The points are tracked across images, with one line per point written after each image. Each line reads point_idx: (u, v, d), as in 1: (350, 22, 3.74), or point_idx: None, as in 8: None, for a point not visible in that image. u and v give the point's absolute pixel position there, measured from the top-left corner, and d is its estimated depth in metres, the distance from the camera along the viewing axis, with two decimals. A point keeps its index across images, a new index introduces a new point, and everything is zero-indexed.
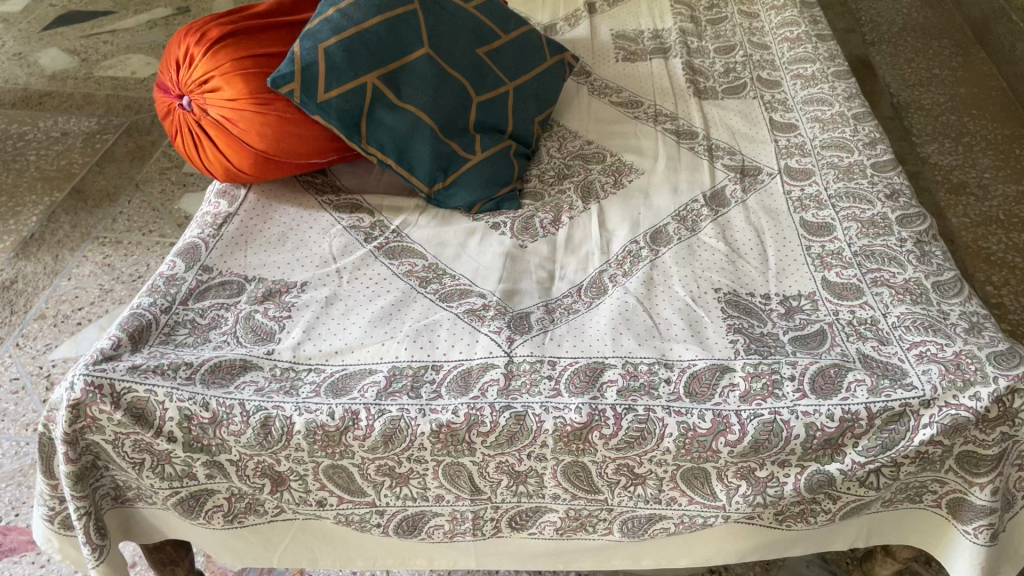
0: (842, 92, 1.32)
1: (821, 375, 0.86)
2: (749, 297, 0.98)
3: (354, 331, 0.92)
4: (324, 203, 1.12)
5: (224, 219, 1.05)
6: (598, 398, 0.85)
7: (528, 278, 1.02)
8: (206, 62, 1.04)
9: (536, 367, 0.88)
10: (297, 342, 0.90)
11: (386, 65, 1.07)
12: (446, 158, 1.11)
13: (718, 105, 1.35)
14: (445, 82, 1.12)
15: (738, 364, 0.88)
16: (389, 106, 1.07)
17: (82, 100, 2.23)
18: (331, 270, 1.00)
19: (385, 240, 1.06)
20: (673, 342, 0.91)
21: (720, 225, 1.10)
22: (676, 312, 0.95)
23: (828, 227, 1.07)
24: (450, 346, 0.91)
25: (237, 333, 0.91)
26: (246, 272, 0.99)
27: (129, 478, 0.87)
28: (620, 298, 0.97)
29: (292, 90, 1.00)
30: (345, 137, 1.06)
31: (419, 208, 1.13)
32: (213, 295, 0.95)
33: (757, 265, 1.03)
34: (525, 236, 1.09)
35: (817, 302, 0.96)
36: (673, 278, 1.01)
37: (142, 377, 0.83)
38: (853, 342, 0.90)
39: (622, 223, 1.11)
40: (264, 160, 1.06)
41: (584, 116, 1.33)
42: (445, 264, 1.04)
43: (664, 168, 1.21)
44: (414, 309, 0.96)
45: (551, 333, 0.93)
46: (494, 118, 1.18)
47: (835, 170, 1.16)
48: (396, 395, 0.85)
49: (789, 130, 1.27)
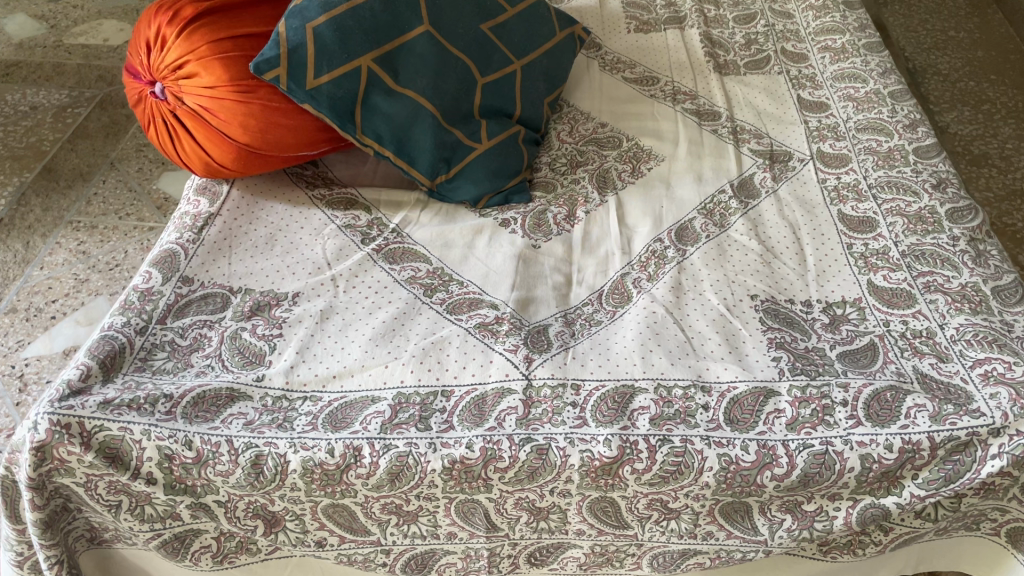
0: (876, 67, 1.22)
1: (877, 399, 0.77)
2: (788, 305, 0.89)
3: (353, 350, 0.82)
4: (315, 198, 1.01)
5: (206, 220, 0.94)
6: (629, 428, 0.76)
7: (543, 284, 0.93)
8: (179, 44, 0.91)
9: (558, 392, 0.79)
10: (290, 365, 0.80)
11: (381, 46, 0.95)
12: (449, 147, 1.01)
13: (741, 81, 1.25)
14: (447, 64, 1.01)
15: (783, 387, 0.79)
16: (386, 92, 0.96)
17: (51, 70, 2.10)
18: (326, 279, 0.90)
19: (384, 242, 0.96)
20: (709, 360, 0.82)
21: (751, 221, 1.00)
22: (710, 324, 0.86)
23: (870, 222, 0.98)
24: (462, 367, 0.81)
25: (223, 356, 0.81)
26: (230, 282, 0.88)
27: (104, 520, 0.78)
28: (646, 308, 0.88)
29: (277, 76, 0.89)
30: (338, 127, 0.95)
31: (420, 204, 1.03)
32: (195, 310, 0.84)
33: (795, 266, 0.94)
34: (538, 234, 0.99)
35: (864, 311, 0.87)
36: (704, 283, 0.91)
37: (115, 414, 0.73)
38: (908, 358, 0.81)
39: (643, 218, 1.02)
40: (247, 154, 0.95)
41: (595, 96, 1.23)
42: (451, 268, 0.94)
43: (686, 154, 1.11)
44: (420, 323, 0.86)
45: (573, 350, 0.83)
46: (501, 101, 1.07)
47: (874, 157, 1.07)
48: (403, 427, 0.76)
49: (820, 110, 1.17)
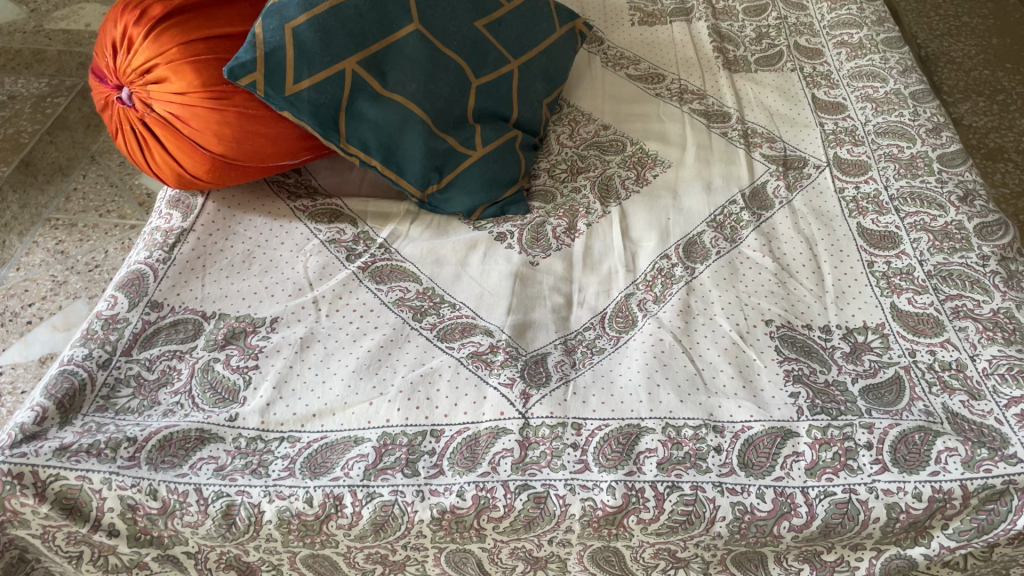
0: (895, 65, 1.15)
1: (903, 442, 0.71)
2: (805, 332, 0.82)
3: (335, 385, 0.76)
4: (297, 209, 0.95)
5: (178, 236, 0.87)
6: (634, 474, 0.70)
7: (542, 306, 0.86)
8: (147, 46, 0.84)
9: (558, 433, 0.72)
10: (265, 402, 0.74)
11: (368, 47, 0.88)
12: (442, 155, 0.94)
13: (752, 78, 1.17)
14: (439, 65, 0.93)
15: (802, 428, 0.72)
16: (373, 97, 0.89)
17: (31, 58, 2.01)
18: (307, 302, 0.84)
19: (371, 259, 0.90)
20: (721, 396, 0.75)
21: (764, 235, 0.93)
22: (721, 354, 0.79)
23: (892, 237, 0.91)
24: (453, 404, 0.74)
25: (193, 393, 0.74)
26: (203, 306, 0.81)
27: (65, 570, 0.72)
28: (653, 335, 0.81)
29: (254, 81, 0.82)
30: (321, 135, 0.88)
31: (409, 215, 0.97)
32: (163, 338, 0.78)
33: (812, 287, 0.87)
34: (536, 250, 0.93)
35: (888, 338, 0.81)
36: (715, 306, 0.85)
37: (73, 461, 0.67)
38: (938, 394, 0.75)
39: (649, 232, 0.95)
40: (222, 164, 0.88)
41: (597, 95, 1.16)
42: (442, 289, 0.87)
43: (694, 160, 1.04)
44: (408, 352, 0.79)
45: (574, 384, 0.77)
46: (497, 104, 1.00)
47: (895, 164, 1.00)
48: (388, 473, 0.69)
49: (836, 111, 1.10)
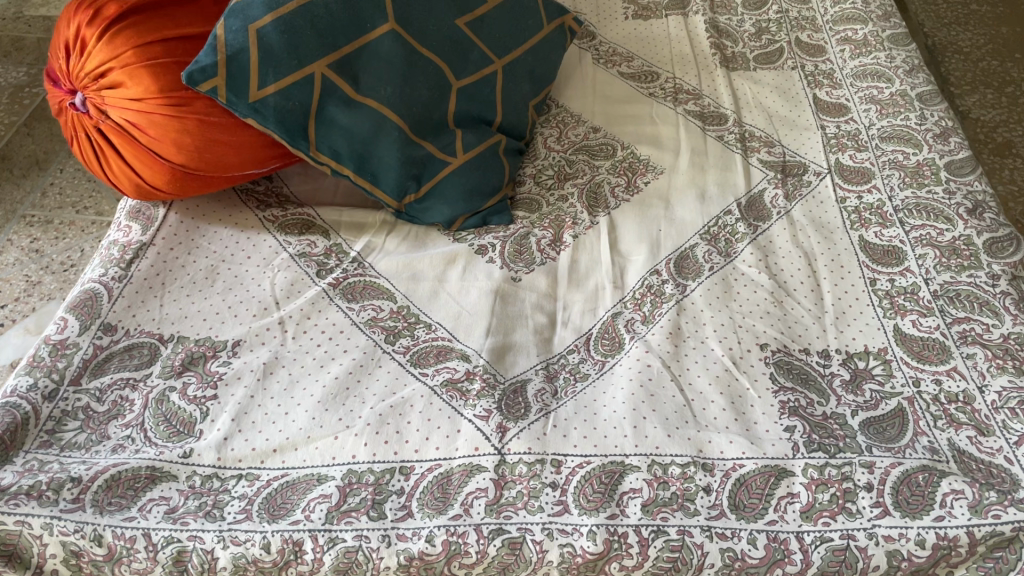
0: (902, 64, 1.09)
1: (906, 483, 0.66)
2: (802, 357, 0.77)
3: (298, 417, 0.71)
4: (265, 219, 0.89)
5: (136, 251, 0.82)
6: (617, 517, 0.65)
7: (523, 326, 0.81)
8: (101, 49, 0.78)
9: (535, 471, 0.67)
10: (222, 437, 0.69)
11: (339, 48, 0.82)
12: (419, 163, 0.89)
13: (751, 77, 1.12)
14: (417, 67, 0.88)
15: (797, 466, 0.68)
16: (345, 102, 0.83)
17: (9, 45, 1.93)
18: (273, 323, 0.79)
19: (342, 274, 0.85)
20: (711, 431, 0.70)
21: (760, 249, 0.88)
22: (713, 382, 0.74)
23: (897, 253, 0.86)
24: (424, 438, 0.70)
25: (146, 426, 0.69)
26: (161, 328, 0.76)
27: None
28: (640, 361, 0.76)
29: (215, 87, 0.77)
30: (289, 143, 0.83)
31: (385, 226, 0.92)
32: (116, 365, 0.73)
33: (810, 307, 0.82)
34: (519, 264, 0.87)
35: (890, 365, 0.76)
36: (707, 328, 0.80)
37: (11, 504, 0.63)
38: (943, 429, 0.70)
39: (639, 245, 0.90)
40: (184, 175, 0.83)
41: (588, 94, 1.10)
42: (418, 307, 0.82)
43: (688, 166, 0.98)
44: (378, 379, 0.74)
45: (555, 416, 0.72)
46: (480, 107, 0.94)
47: (900, 172, 0.95)
48: (352, 516, 0.65)
49: (839, 113, 1.05)
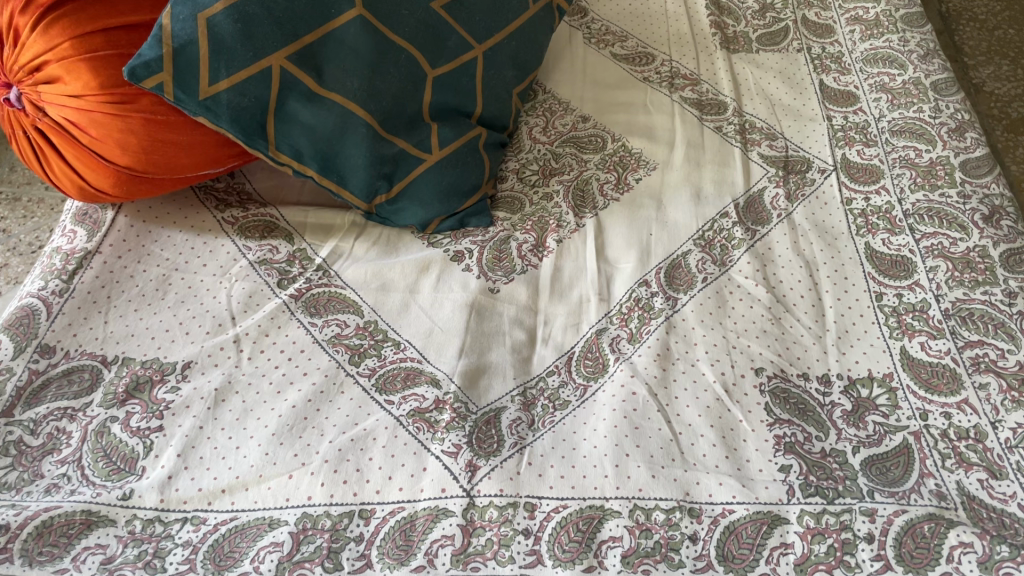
0: (916, 48, 1.01)
1: (910, 534, 0.60)
2: (800, 384, 0.71)
3: (250, 452, 0.65)
4: (224, 220, 0.83)
5: (79, 261, 0.76)
6: (595, 570, 0.59)
7: (499, 344, 0.75)
8: (35, 39, 0.71)
9: (507, 516, 0.62)
10: (166, 475, 0.63)
11: (299, 38, 0.74)
12: (391, 161, 0.82)
13: (752, 59, 1.04)
14: (388, 56, 0.79)
15: (792, 513, 0.62)
16: (307, 97, 0.75)
17: None
18: (227, 341, 0.72)
19: (306, 284, 0.78)
20: (700, 471, 0.64)
21: (758, 256, 0.82)
22: (703, 414, 0.68)
23: (905, 264, 0.80)
24: (386, 478, 0.64)
25: (83, 463, 0.64)
26: (104, 349, 0.71)
27: None
28: (625, 388, 0.70)
29: (160, 83, 0.69)
30: (246, 143, 0.76)
31: (355, 228, 0.85)
32: (53, 393, 0.67)
33: (811, 325, 0.76)
34: (498, 273, 0.81)
35: (896, 394, 0.70)
36: (698, 349, 0.73)
37: None
38: (951, 471, 0.64)
39: (627, 251, 0.83)
40: (131, 177, 0.76)
41: (578, 78, 1.03)
42: (387, 323, 0.76)
43: (682, 161, 0.92)
44: (340, 408, 0.68)
45: (530, 452, 0.66)
46: (460, 98, 0.86)
47: (912, 171, 0.88)
48: (305, 568, 0.59)
49: (847, 102, 0.97)
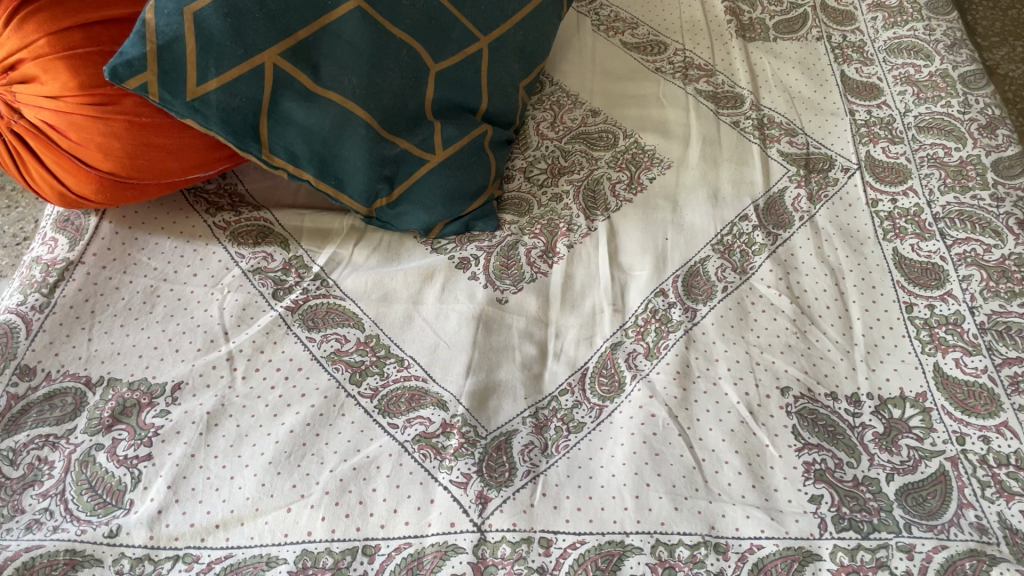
0: (942, 38, 0.96)
1: (950, 572, 0.56)
2: (829, 405, 0.67)
3: (245, 483, 0.61)
4: (215, 224, 0.79)
5: (61, 272, 0.71)
6: None
7: (509, 360, 0.71)
8: (8, 35, 0.65)
9: (520, 553, 0.58)
10: (156, 510, 0.59)
11: (294, 32, 0.68)
12: (392, 163, 0.77)
13: (770, 49, 1.00)
14: (390, 51, 0.74)
15: (825, 548, 0.58)
16: (303, 96, 0.70)
17: None
18: (220, 359, 0.68)
19: (303, 296, 0.74)
20: (726, 502, 0.60)
21: (781, 263, 0.77)
22: (727, 438, 0.64)
23: (937, 272, 0.75)
24: (391, 510, 0.60)
25: (67, 496, 0.60)
26: (88, 370, 0.66)
27: None
28: (644, 410, 0.66)
29: (144, 83, 0.64)
30: (238, 146, 0.71)
31: (354, 233, 0.81)
32: (34, 419, 0.63)
33: (839, 338, 0.72)
34: (506, 282, 0.77)
35: (931, 416, 0.66)
36: (720, 365, 0.69)
37: None
38: (992, 501, 0.61)
39: (642, 257, 0.79)
40: (114, 182, 0.72)
41: (587, 69, 0.98)
42: (389, 337, 0.72)
43: (699, 159, 0.87)
44: (341, 432, 0.64)
45: (544, 481, 0.62)
46: (465, 94, 0.81)
47: (941, 171, 0.83)
48: None
49: (871, 95, 0.93)
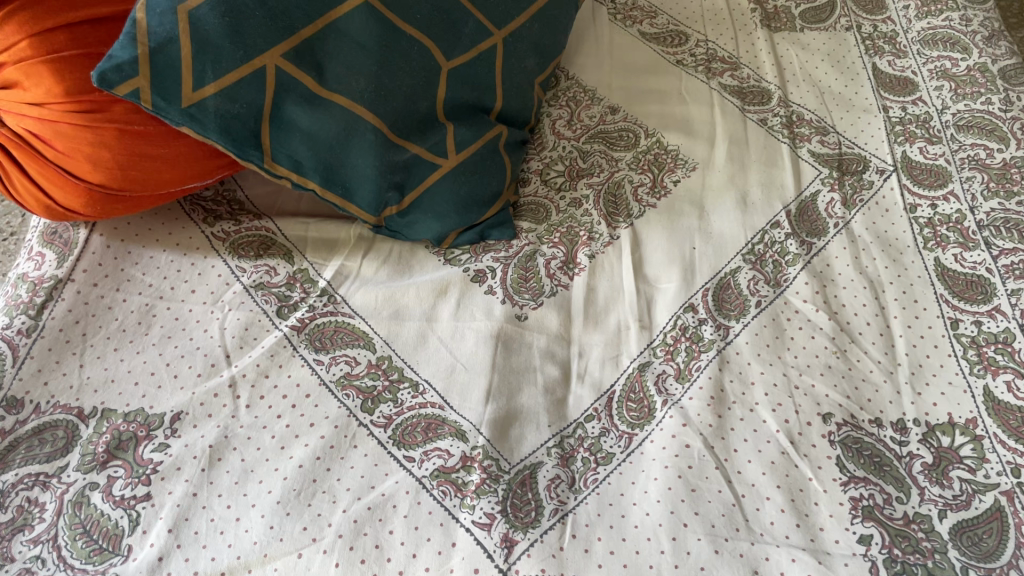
0: (979, 29, 0.92)
1: None
2: (874, 432, 0.63)
3: (252, 526, 0.56)
4: (213, 235, 0.74)
5: (49, 292, 0.66)
6: None
7: (530, 383, 0.66)
8: None
9: None
10: (156, 557, 0.54)
11: (297, 31, 0.63)
12: (402, 168, 0.71)
13: (797, 40, 0.95)
14: (399, 49, 0.68)
15: None
16: (307, 100, 0.65)
17: None
18: (222, 385, 0.63)
19: (309, 313, 0.69)
20: (771, 544, 0.56)
21: (817, 275, 0.73)
22: (768, 472, 0.60)
23: (983, 285, 0.71)
24: (409, 555, 0.55)
25: (59, 542, 0.55)
26: (80, 400, 0.61)
27: None
28: (678, 440, 0.62)
29: (136, 89, 0.58)
30: (237, 155, 0.66)
31: (361, 243, 0.76)
32: (22, 456, 0.58)
33: (882, 358, 0.67)
34: (524, 296, 0.72)
35: (983, 445, 0.62)
36: (756, 389, 0.65)
37: None
38: None
39: (669, 269, 0.74)
40: (104, 194, 0.66)
41: (604, 62, 0.93)
42: (402, 359, 0.67)
43: (725, 161, 0.82)
44: (353, 467, 0.60)
45: (573, 521, 0.58)
46: (479, 93, 0.76)
47: (984, 174, 0.79)
48: None
49: (906, 90, 0.88)
